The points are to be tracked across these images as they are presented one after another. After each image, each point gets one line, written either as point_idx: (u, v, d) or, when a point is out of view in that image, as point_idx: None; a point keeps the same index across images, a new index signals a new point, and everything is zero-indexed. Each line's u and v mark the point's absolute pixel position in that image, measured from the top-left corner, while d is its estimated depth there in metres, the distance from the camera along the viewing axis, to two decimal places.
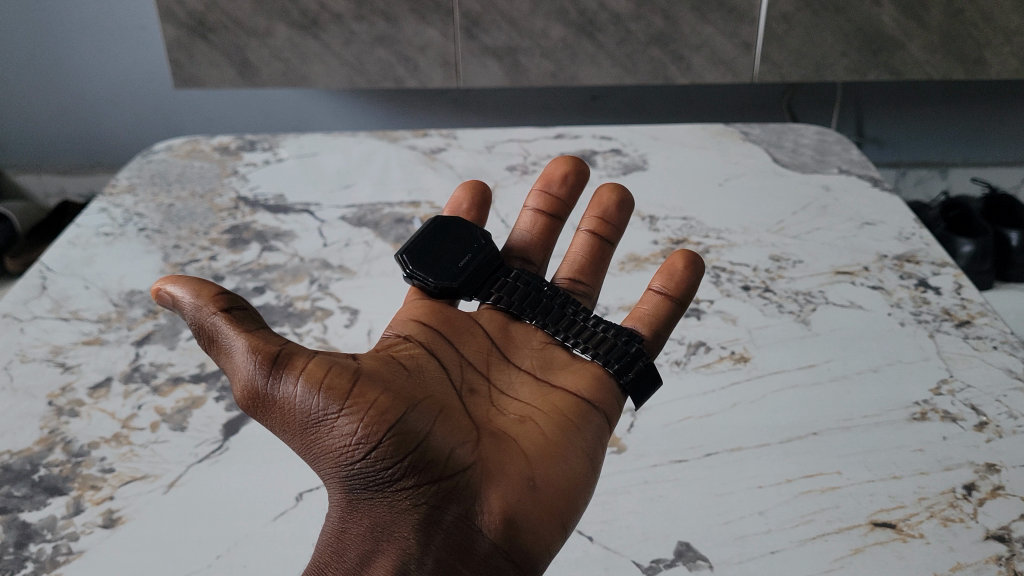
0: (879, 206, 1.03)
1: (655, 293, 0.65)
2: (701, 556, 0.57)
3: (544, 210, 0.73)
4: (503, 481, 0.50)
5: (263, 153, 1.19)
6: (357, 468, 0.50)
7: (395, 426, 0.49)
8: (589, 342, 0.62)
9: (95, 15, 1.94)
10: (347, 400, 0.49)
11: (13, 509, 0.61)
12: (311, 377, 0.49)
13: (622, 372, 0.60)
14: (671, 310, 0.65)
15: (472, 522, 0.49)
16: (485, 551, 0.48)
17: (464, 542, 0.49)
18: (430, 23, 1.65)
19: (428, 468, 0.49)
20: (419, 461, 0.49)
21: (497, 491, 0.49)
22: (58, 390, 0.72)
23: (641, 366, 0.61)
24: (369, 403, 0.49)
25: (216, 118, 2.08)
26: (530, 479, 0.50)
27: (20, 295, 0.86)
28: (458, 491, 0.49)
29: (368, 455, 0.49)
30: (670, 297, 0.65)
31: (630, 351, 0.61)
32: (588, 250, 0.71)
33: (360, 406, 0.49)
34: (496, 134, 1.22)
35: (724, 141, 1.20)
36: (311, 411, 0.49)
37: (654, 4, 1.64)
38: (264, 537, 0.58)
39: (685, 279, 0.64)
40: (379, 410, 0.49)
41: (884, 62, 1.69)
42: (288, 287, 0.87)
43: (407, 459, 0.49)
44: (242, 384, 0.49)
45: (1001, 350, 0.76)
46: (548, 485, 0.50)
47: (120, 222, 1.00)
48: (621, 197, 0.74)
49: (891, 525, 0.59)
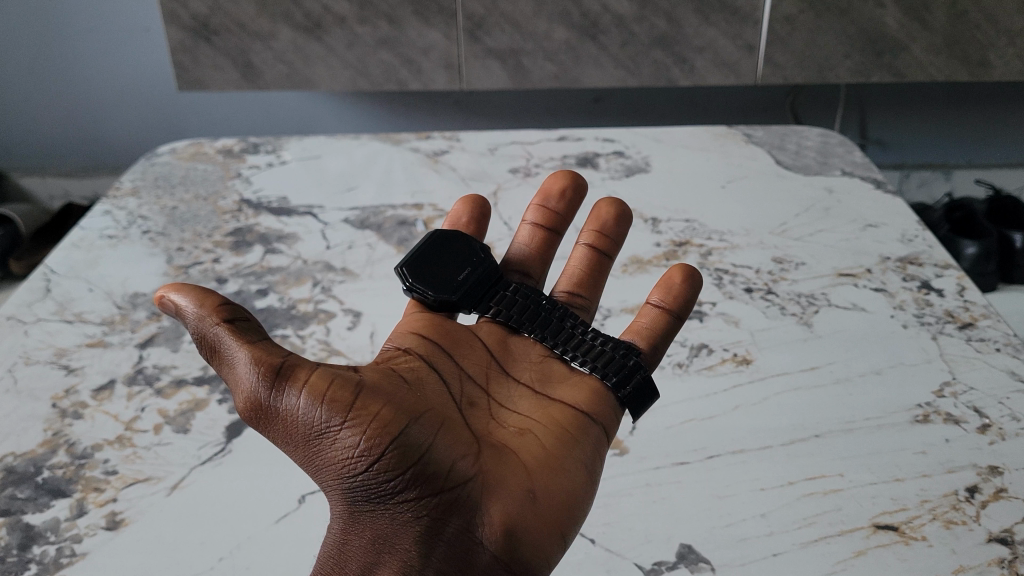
0: (883, 208, 1.03)
1: (654, 306, 0.65)
2: (704, 558, 0.57)
3: (543, 224, 0.73)
4: (504, 492, 0.50)
5: (267, 155, 1.19)
6: (359, 482, 0.50)
7: (396, 438, 0.49)
8: (587, 355, 0.62)
9: (99, 19, 1.95)
10: (349, 412, 0.49)
11: (17, 511, 0.61)
12: (314, 389, 0.49)
13: (620, 384, 0.60)
14: (669, 323, 0.65)
15: (473, 534, 0.49)
16: (485, 562, 0.48)
17: (464, 553, 0.49)
18: (433, 25, 1.66)
19: (430, 480, 0.49)
20: (421, 474, 0.49)
21: (499, 503, 0.49)
22: (62, 392, 0.72)
23: (639, 379, 0.61)
24: (372, 416, 0.49)
25: (220, 120, 2.08)
26: (531, 490, 0.50)
27: (24, 297, 0.86)
28: (460, 503, 0.49)
29: (369, 469, 0.49)
30: (668, 310, 0.65)
31: (627, 364, 0.61)
32: (588, 263, 0.71)
33: (362, 418, 0.49)
34: (499, 136, 1.22)
35: (727, 143, 1.20)
36: (314, 424, 0.49)
37: (657, 6, 1.64)
38: (268, 540, 0.58)
39: (683, 292, 0.64)
40: (382, 422, 0.49)
41: (888, 64, 1.69)
42: (292, 289, 0.87)
43: (409, 471, 0.49)
44: (245, 395, 0.50)
45: (1004, 352, 0.76)
46: (549, 498, 0.50)
47: (124, 224, 1.01)
48: (620, 210, 0.74)
49: (894, 527, 0.59)
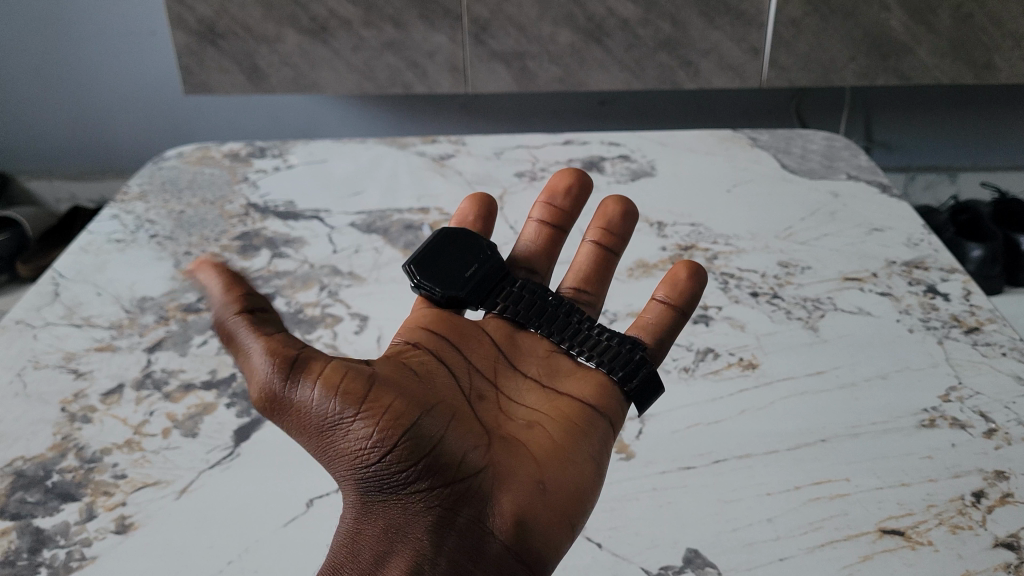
0: (889, 211, 1.03)
1: (659, 302, 0.66)
2: (710, 562, 0.57)
3: (549, 222, 0.74)
4: (515, 484, 0.50)
5: (274, 159, 1.20)
6: (370, 471, 0.50)
7: (406, 426, 0.49)
8: (596, 352, 0.62)
9: (106, 23, 1.96)
10: (362, 405, 0.49)
11: (27, 515, 0.61)
12: (327, 382, 0.49)
13: (626, 379, 0.60)
14: (673, 318, 0.65)
15: (484, 524, 0.49)
16: (496, 552, 0.49)
17: (475, 543, 0.49)
18: (439, 28, 1.66)
19: (442, 469, 0.50)
20: (433, 465, 0.50)
21: (509, 493, 0.50)
22: (70, 396, 0.72)
23: (645, 373, 0.61)
24: (385, 408, 0.49)
25: (226, 123, 2.09)
26: (540, 482, 0.51)
27: (33, 301, 0.86)
28: (470, 493, 0.50)
29: (379, 460, 0.49)
30: (674, 306, 0.65)
31: (633, 359, 0.62)
32: (594, 260, 0.71)
33: (375, 410, 0.49)
34: (506, 139, 1.22)
35: (732, 146, 1.20)
36: (326, 415, 0.49)
37: (662, 10, 1.64)
38: (275, 543, 0.58)
39: (690, 287, 0.65)
40: (394, 414, 0.49)
41: (894, 66, 1.68)
42: (299, 293, 0.87)
43: (422, 462, 0.49)
44: (260, 387, 0.50)
45: (1010, 357, 0.76)
46: (558, 489, 0.51)
47: (132, 228, 1.01)
48: (626, 208, 0.74)
49: (900, 532, 0.59)
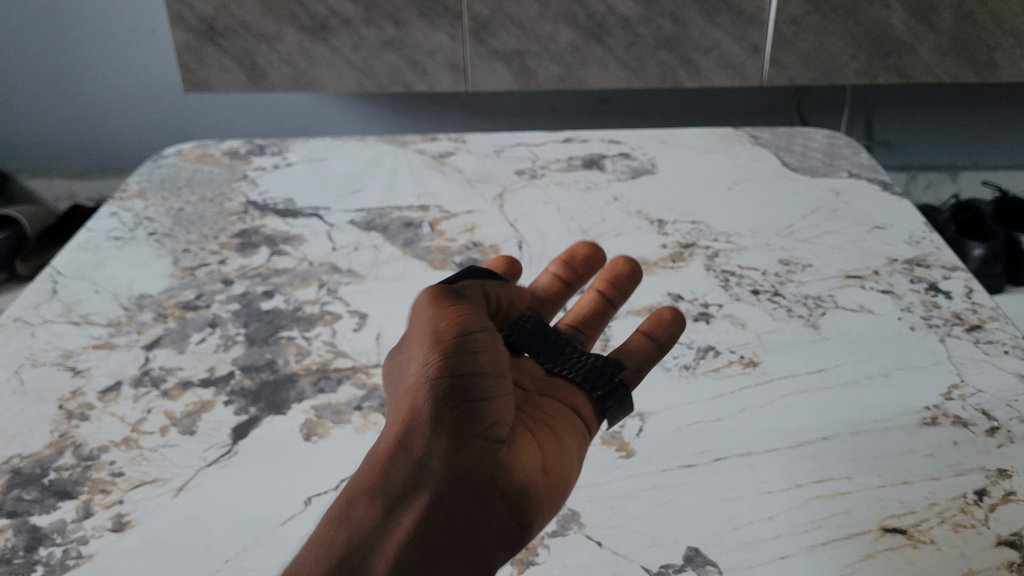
0: (890, 209, 1.03)
1: (638, 334, 0.67)
2: (711, 561, 0.57)
3: (561, 276, 0.71)
4: (524, 457, 0.52)
5: (273, 157, 1.19)
6: (410, 415, 0.50)
7: (458, 383, 0.51)
8: (588, 377, 0.61)
9: (106, 21, 1.95)
10: (471, 337, 0.52)
11: (23, 513, 0.61)
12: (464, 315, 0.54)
13: (603, 398, 0.60)
14: (650, 350, 0.66)
15: (496, 485, 0.50)
16: (498, 513, 0.49)
17: (483, 501, 0.49)
18: (439, 26, 1.65)
19: (475, 430, 0.50)
20: (484, 413, 0.51)
21: (523, 465, 0.52)
22: (68, 394, 0.72)
23: (622, 395, 0.61)
24: (484, 347, 0.52)
25: (226, 122, 2.09)
26: (544, 467, 0.52)
27: (31, 298, 0.86)
28: (493, 455, 0.50)
29: (440, 400, 0.50)
30: (652, 338, 0.66)
31: (615, 381, 0.61)
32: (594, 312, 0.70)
33: (478, 345, 0.52)
34: (506, 137, 1.22)
35: (733, 144, 1.20)
36: (448, 334, 0.52)
37: (663, 8, 1.64)
38: (273, 541, 0.58)
39: (670, 328, 0.67)
40: (489, 356, 0.52)
41: (894, 65, 1.68)
42: (298, 291, 0.87)
43: (479, 405, 0.51)
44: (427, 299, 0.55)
45: (1012, 354, 0.76)
46: (557, 476, 0.53)
47: (131, 226, 1.01)
48: (634, 270, 0.72)
49: (902, 530, 0.58)
